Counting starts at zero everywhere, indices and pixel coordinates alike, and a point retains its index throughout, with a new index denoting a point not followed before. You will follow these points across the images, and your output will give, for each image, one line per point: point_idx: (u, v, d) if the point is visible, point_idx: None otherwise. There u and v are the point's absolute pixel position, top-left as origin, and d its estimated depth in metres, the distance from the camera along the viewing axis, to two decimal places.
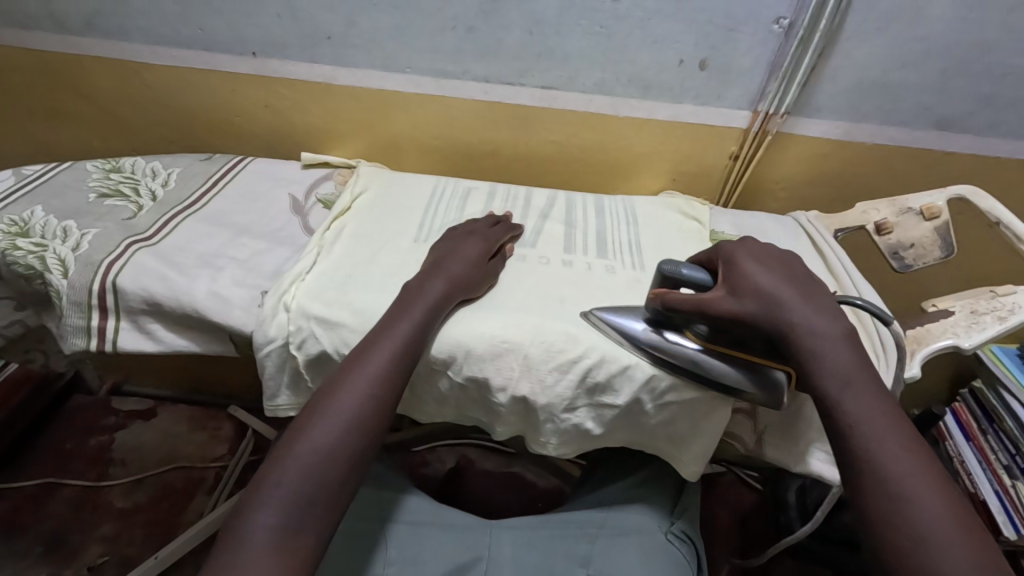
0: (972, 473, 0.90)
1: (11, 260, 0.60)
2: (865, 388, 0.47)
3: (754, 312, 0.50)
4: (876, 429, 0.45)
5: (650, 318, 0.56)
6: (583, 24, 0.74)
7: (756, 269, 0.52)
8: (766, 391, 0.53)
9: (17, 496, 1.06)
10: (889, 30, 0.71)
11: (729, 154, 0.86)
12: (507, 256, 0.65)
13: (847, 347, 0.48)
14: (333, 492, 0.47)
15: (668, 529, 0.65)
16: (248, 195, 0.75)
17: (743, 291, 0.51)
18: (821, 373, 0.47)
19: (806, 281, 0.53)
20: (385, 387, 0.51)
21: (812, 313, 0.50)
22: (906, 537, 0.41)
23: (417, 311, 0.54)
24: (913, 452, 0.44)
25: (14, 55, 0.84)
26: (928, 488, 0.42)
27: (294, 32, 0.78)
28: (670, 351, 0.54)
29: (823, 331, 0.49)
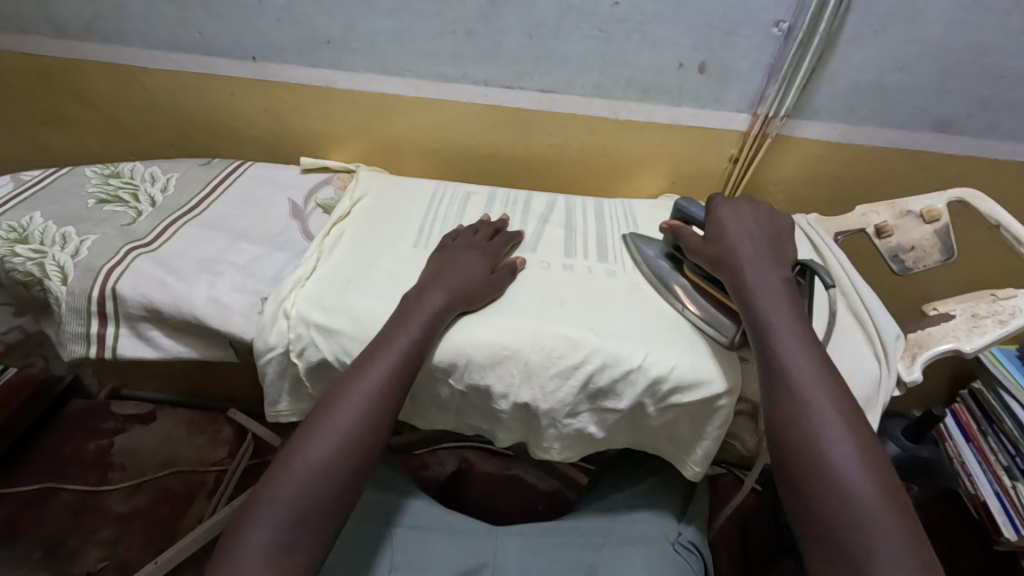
0: (973, 474, 0.90)
1: (10, 266, 0.60)
2: (808, 357, 0.51)
3: (711, 253, 0.61)
4: (811, 391, 0.49)
5: (660, 247, 0.67)
6: (582, 27, 0.74)
7: (732, 228, 0.62)
8: (725, 326, 0.58)
9: (16, 501, 1.06)
10: (887, 33, 0.71)
11: (728, 157, 0.86)
12: (519, 271, 0.64)
13: (789, 313, 0.54)
14: (327, 511, 0.47)
15: (675, 538, 0.65)
16: (247, 200, 0.75)
17: (712, 239, 0.62)
18: (771, 341, 0.52)
19: (774, 242, 0.62)
20: (382, 403, 0.51)
21: (762, 273, 0.58)
22: (837, 502, 0.44)
23: (416, 325, 0.54)
24: (847, 424, 0.48)
25: (13, 58, 0.84)
26: (851, 450, 0.46)
27: (293, 36, 0.77)
28: (660, 272, 0.64)
29: (768, 288, 0.56)
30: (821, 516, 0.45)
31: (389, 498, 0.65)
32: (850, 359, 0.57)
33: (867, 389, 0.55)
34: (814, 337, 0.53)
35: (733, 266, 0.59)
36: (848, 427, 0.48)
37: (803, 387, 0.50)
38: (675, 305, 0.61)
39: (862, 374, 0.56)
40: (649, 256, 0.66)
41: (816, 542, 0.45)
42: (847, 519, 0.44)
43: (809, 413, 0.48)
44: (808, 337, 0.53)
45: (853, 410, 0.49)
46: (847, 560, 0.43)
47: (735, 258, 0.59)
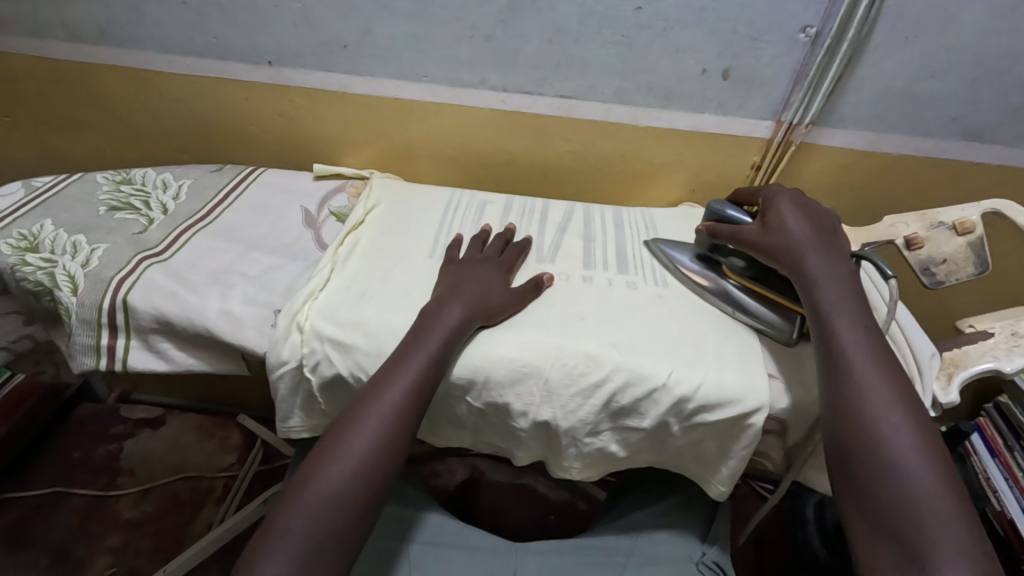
0: (998, 491, 0.82)
1: (21, 276, 0.59)
2: (871, 346, 0.49)
3: (767, 241, 0.57)
4: (883, 393, 0.47)
5: (695, 250, 0.67)
6: (604, 33, 0.72)
7: (788, 213, 0.58)
8: (782, 325, 0.58)
9: (24, 507, 1.05)
10: (918, 40, 0.69)
11: (751, 165, 0.84)
12: (543, 288, 0.61)
13: (851, 299, 0.52)
14: (344, 543, 0.45)
15: (700, 559, 0.63)
16: (260, 208, 0.74)
17: (771, 228, 0.57)
18: (838, 337, 0.50)
19: (834, 232, 0.57)
20: (399, 426, 0.49)
21: (827, 262, 0.54)
22: (900, 492, 0.43)
23: (434, 341, 0.52)
24: (909, 414, 0.46)
25: (26, 61, 0.83)
26: (924, 456, 0.44)
27: (309, 42, 0.76)
28: (702, 277, 0.64)
29: (832, 275, 0.53)
30: (880, 506, 0.43)
31: (406, 512, 0.63)
32: None
33: None
34: (881, 336, 0.50)
35: (796, 252, 0.55)
36: (910, 418, 0.46)
37: (864, 377, 0.48)
38: (723, 309, 0.61)
39: None
40: (686, 265, 0.65)
41: (870, 532, 0.43)
42: (907, 509, 0.42)
43: (871, 401, 0.46)
44: (870, 325, 0.51)
45: (913, 401, 0.47)
46: (905, 550, 0.41)
47: (795, 244, 0.55)
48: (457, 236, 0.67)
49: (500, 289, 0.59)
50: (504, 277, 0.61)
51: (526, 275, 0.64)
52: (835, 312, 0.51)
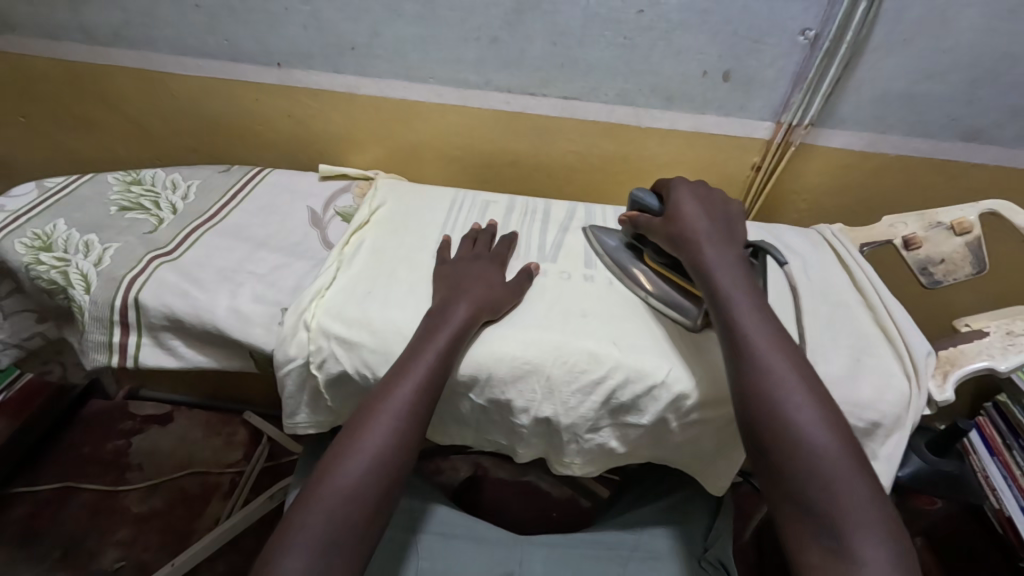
0: (997, 489, 0.83)
1: (35, 275, 0.61)
2: (769, 328, 0.51)
3: (667, 231, 0.61)
4: (781, 367, 0.48)
5: (621, 237, 0.69)
6: (606, 36, 0.73)
7: (686, 205, 0.62)
8: (689, 309, 0.59)
9: (34, 501, 1.07)
10: (918, 42, 0.70)
11: (751, 165, 0.85)
12: (534, 276, 0.64)
13: (746, 284, 0.54)
14: (360, 539, 0.46)
15: (702, 555, 0.64)
16: (267, 207, 0.75)
17: (669, 219, 0.61)
18: (734, 318, 0.51)
19: (727, 224, 0.61)
20: (409, 423, 0.50)
21: (721, 252, 0.57)
22: (810, 467, 0.44)
23: (442, 340, 0.53)
24: (810, 390, 0.47)
25: (40, 63, 0.84)
26: (824, 423, 0.45)
27: (318, 43, 0.77)
28: (622, 264, 0.66)
29: (724, 260, 0.56)
30: (794, 482, 0.44)
31: (411, 504, 0.64)
32: (879, 375, 0.56)
33: (897, 406, 0.55)
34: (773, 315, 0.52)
35: (690, 241, 0.58)
36: (811, 393, 0.47)
37: (768, 358, 0.49)
38: (637, 292, 0.63)
39: (891, 390, 0.55)
40: (610, 251, 0.68)
41: (790, 507, 0.44)
42: (819, 482, 0.43)
43: (772, 376, 0.48)
44: (767, 309, 0.53)
45: (813, 376, 0.49)
46: (820, 522, 0.42)
47: (692, 234, 0.59)
48: (447, 237, 0.68)
49: (502, 285, 0.60)
50: (502, 273, 0.63)
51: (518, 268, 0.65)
52: (735, 296, 0.53)
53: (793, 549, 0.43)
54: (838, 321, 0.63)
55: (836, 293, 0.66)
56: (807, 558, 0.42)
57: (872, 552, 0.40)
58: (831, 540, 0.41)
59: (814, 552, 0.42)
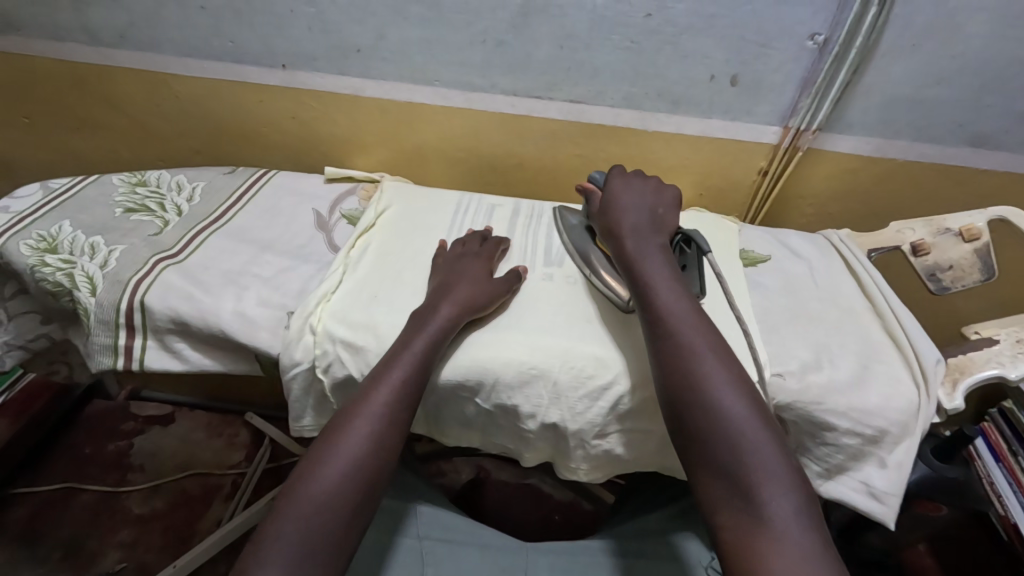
0: (1003, 496, 0.82)
1: (40, 277, 0.60)
2: (683, 304, 0.53)
3: (601, 219, 0.64)
4: (694, 340, 0.51)
5: (582, 216, 0.71)
6: (614, 39, 0.73)
7: (618, 194, 0.65)
8: (622, 290, 0.61)
9: (36, 502, 1.07)
10: (926, 48, 0.70)
11: (758, 170, 0.84)
12: (524, 277, 0.64)
13: (664, 265, 0.57)
14: (338, 547, 0.46)
15: (708, 563, 0.63)
16: (272, 210, 0.75)
17: (604, 207, 0.65)
18: (654, 299, 0.54)
19: (655, 211, 0.64)
20: (387, 426, 0.51)
21: (642, 237, 0.60)
22: (718, 429, 0.46)
23: (420, 342, 0.53)
24: (721, 358, 0.50)
25: (44, 64, 0.84)
26: (735, 391, 0.48)
27: (322, 45, 0.77)
28: (574, 242, 0.68)
29: (644, 246, 0.59)
30: (706, 445, 0.46)
31: (414, 508, 0.64)
32: (887, 383, 0.56)
33: (906, 415, 0.55)
34: (689, 294, 0.55)
35: (615, 229, 0.61)
36: (720, 361, 0.50)
37: (682, 330, 0.51)
38: (582, 271, 0.65)
39: (900, 399, 0.55)
40: (567, 230, 0.70)
41: (704, 471, 0.46)
42: (728, 442, 0.45)
43: (687, 349, 0.50)
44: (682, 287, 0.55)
45: (723, 345, 0.51)
46: (728, 477, 0.44)
47: (618, 223, 0.62)
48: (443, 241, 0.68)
49: (489, 283, 0.60)
50: (489, 271, 0.62)
51: (506, 269, 0.65)
52: (654, 278, 0.55)
53: (706, 509, 0.45)
54: (846, 328, 0.62)
55: (842, 299, 0.66)
56: (718, 517, 0.44)
57: (775, 505, 0.43)
58: (739, 498, 0.43)
59: (726, 511, 0.44)
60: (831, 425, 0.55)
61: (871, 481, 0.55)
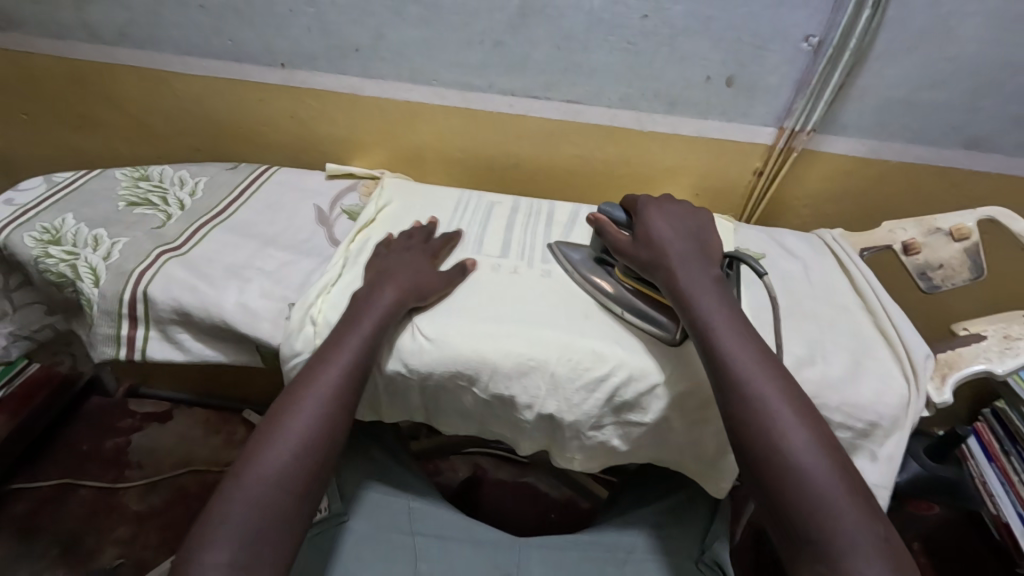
0: (994, 494, 0.83)
1: (44, 268, 0.61)
2: (750, 350, 0.51)
3: (640, 251, 0.60)
4: (767, 391, 0.49)
5: (589, 251, 0.67)
6: (612, 40, 0.74)
7: (658, 225, 0.61)
8: (666, 323, 0.58)
9: (35, 498, 1.07)
10: (917, 51, 0.71)
11: (753, 170, 0.85)
12: (469, 272, 0.64)
13: (725, 303, 0.55)
14: (286, 526, 0.47)
15: (699, 556, 0.63)
16: (274, 205, 0.76)
17: (639, 238, 0.60)
18: (716, 344, 0.51)
19: (699, 240, 0.61)
20: (336, 409, 0.52)
21: (696, 271, 0.57)
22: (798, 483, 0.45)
23: (365, 326, 0.55)
24: (795, 405, 0.48)
25: (48, 62, 0.85)
26: (813, 448, 0.46)
27: (325, 44, 0.78)
28: (589, 278, 0.64)
29: (699, 281, 0.56)
30: (789, 509, 0.45)
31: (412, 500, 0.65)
32: (877, 378, 0.57)
33: (896, 409, 0.56)
34: (755, 336, 0.53)
35: (662, 261, 0.58)
36: (796, 409, 0.48)
37: (750, 376, 0.49)
38: (613, 308, 0.61)
39: (889, 393, 0.56)
40: (575, 266, 0.66)
41: (787, 535, 0.45)
42: (813, 507, 0.44)
43: (759, 403, 0.48)
44: (746, 325, 0.53)
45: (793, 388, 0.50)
46: (814, 544, 0.43)
47: (665, 253, 0.58)
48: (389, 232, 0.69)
49: (434, 274, 0.61)
50: (431, 264, 0.63)
51: (451, 264, 0.66)
52: (714, 319, 0.53)
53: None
54: (838, 325, 0.63)
55: (835, 297, 0.67)
56: None
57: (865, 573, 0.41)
58: (826, 566, 0.42)
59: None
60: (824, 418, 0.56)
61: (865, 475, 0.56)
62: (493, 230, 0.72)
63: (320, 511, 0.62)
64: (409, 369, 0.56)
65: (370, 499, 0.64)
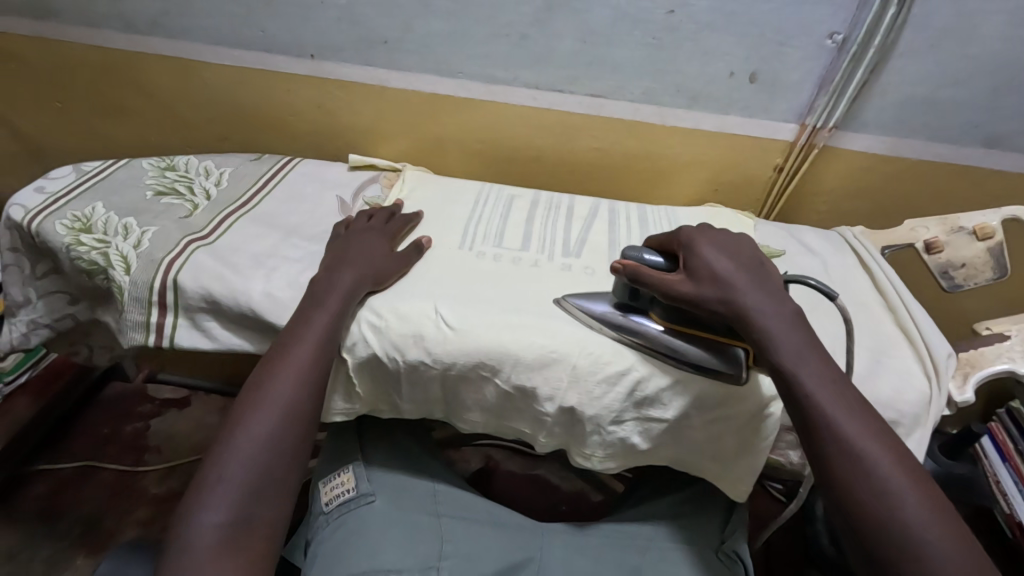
0: (1009, 496, 0.79)
1: (76, 255, 0.63)
2: (844, 402, 0.49)
3: (707, 292, 0.52)
4: (869, 449, 0.46)
5: (613, 298, 0.59)
6: (636, 35, 0.74)
7: (714, 256, 0.54)
8: (729, 364, 0.55)
9: (57, 479, 1.10)
10: (943, 49, 0.71)
11: (773, 166, 0.85)
12: (425, 250, 0.66)
13: (786, 308, 0.52)
14: (277, 487, 0.50)
15: (719, 547, 0.64)
16: (297, 196, 0.77)
17: (703, 275, 0.53)
18: (810, 396, 0.49)
19: (760, 267, 0.55)
20: (313, 381, 0.54)
21: (762, 295, 0.53)
22: (867, 486, 0.45)
23: (332, 304, 0.57)
24: (854, 407, 0.49)
25: (78, 50, 0.87)
26: (924, 511, 0.44)
27: (351, 37, 0.79)
28: (631, 330, 0.57)
29: (781, 320, 0.52)
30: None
31: (434, 488, 0.66)
32: (898, 375, 0.57)
33: (917, 407, 0.56)
34: (845, 384, 0.50)
35: (735, 299, 0.52)
36: (866, 421, 0.48)
37: (846, 428, 0.47)
38: (665, 358, 0.56)
39: (909, 389, 0.56)
40: (603, 319, 0.58)
41: None
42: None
43: (862, 463, 0.46)
44: (801, 326, 0.52)
45: (849, 388, 0.50)
46: None
47: (736, 291, 0.52)
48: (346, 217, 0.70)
49: (388, 255, 0.63)
50: (389, 244, 0.65)
51: (410, 242, 0.67)
52: (804, 367, 0.49)
53: None
54: (860, 323, 0.63)
55: (855, 295, 0.67)
56: None
57: None
58: None
59: None
60: None
61: None
62: (513, 224, 0.73)
63: (347, 491, 0.64)
64: (433, 359, 0.57)
65: (394, 482, 0.66)
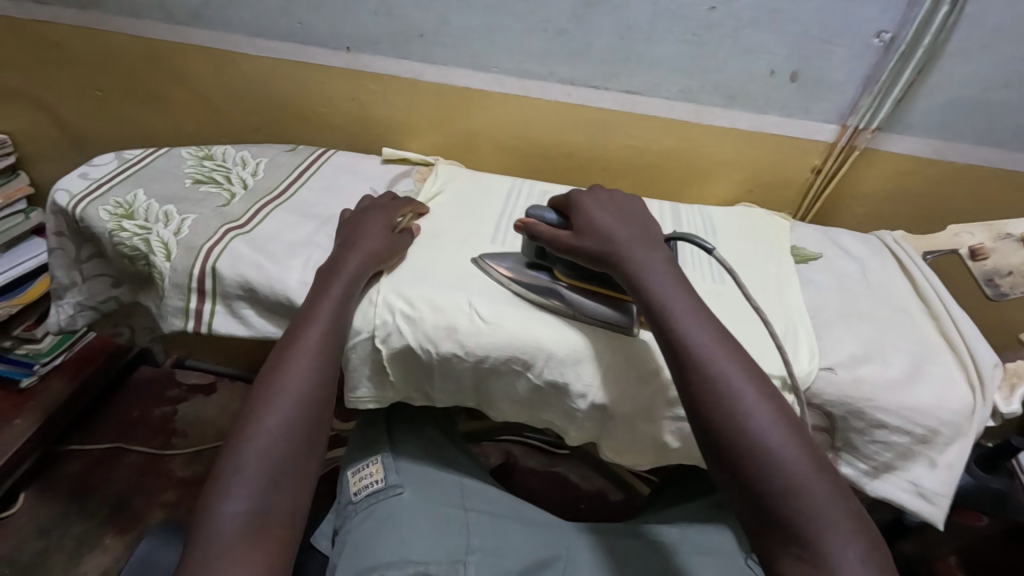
0: None
1: (118, 241, 0.64)
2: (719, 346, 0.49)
3: (588, 242, 0.56)
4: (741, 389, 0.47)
5: (520, 258, 0.62)
6: (674, 32, 0.73)
7: (601, 215, 0.58)
8: (619, 315, 0.57)
9: (90, 458, 1.13)
10: (995, 49, 0.69)
11: (811, 167, 0.83)
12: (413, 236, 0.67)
13: (684, 289, 0.53)
14: (298, 476, 0.50)
15: (748, 553, 0.62)
16: (331, 188, 0.77)
17: (585, 229, 0.57)
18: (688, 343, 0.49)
19: (642, 223, 0.59)
20: (323, 367, 0.54)
21: (641, 248, 0.56)
22: (739, 431, 0.45)
23: (336, 288, 0.57)
24: (743, 363, 0.49)
25: (122, 41, 0.88)
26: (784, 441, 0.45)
27: (387, 29, 0.79)
28: (533, 286, 0.60)
29: (656, 270, 0.54)
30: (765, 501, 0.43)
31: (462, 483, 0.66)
32: (940, 384, 0.56)
33: (961, 417, 0.54)
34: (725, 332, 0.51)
35: (611, 248, 0.55)
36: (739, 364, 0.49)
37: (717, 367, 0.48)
38: (562, 308, 0.58)
39: (952, 399, 0.55)
40: (510, 274, 0.61)
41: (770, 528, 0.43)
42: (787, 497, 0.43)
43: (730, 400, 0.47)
44: (697, 298, 0.53)
45: (734, 345, 0.50)
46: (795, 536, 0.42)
47: (615, 242, 0.56)
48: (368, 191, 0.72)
49: (387, 237, 0.63)
50: (387, 223, 0.65)
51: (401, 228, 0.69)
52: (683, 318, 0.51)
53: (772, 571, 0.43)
54: (901, 329, 0.62)
55: (897, 300, 0.66)
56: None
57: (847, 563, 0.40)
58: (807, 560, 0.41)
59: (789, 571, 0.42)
60: (882, 421, 0.55)
61: (923, 482, 0.55)
62: None
63: (377, 481, 0.65)
64: (466, 351, 0.57)
65: (421, 474, 0.66)
